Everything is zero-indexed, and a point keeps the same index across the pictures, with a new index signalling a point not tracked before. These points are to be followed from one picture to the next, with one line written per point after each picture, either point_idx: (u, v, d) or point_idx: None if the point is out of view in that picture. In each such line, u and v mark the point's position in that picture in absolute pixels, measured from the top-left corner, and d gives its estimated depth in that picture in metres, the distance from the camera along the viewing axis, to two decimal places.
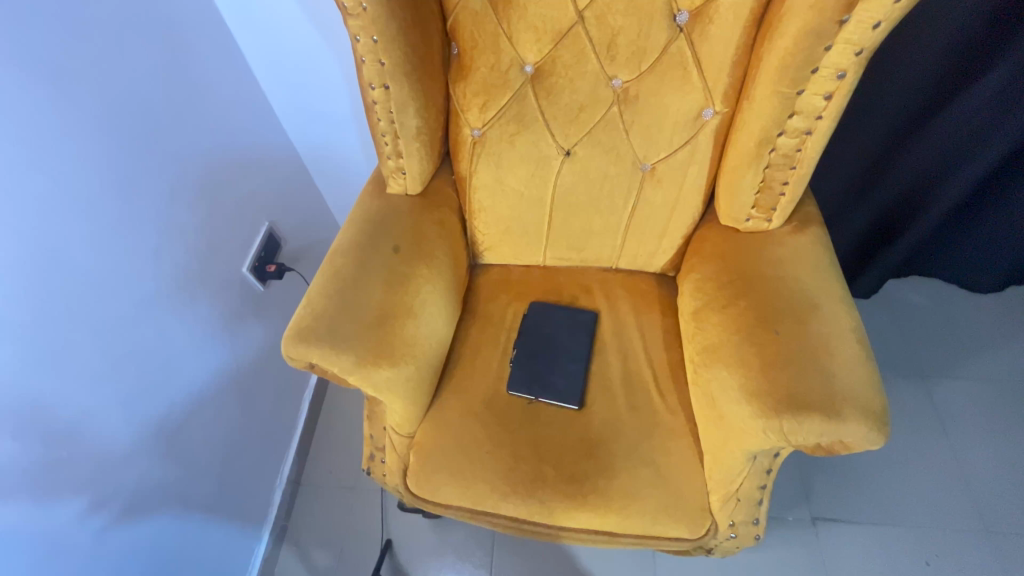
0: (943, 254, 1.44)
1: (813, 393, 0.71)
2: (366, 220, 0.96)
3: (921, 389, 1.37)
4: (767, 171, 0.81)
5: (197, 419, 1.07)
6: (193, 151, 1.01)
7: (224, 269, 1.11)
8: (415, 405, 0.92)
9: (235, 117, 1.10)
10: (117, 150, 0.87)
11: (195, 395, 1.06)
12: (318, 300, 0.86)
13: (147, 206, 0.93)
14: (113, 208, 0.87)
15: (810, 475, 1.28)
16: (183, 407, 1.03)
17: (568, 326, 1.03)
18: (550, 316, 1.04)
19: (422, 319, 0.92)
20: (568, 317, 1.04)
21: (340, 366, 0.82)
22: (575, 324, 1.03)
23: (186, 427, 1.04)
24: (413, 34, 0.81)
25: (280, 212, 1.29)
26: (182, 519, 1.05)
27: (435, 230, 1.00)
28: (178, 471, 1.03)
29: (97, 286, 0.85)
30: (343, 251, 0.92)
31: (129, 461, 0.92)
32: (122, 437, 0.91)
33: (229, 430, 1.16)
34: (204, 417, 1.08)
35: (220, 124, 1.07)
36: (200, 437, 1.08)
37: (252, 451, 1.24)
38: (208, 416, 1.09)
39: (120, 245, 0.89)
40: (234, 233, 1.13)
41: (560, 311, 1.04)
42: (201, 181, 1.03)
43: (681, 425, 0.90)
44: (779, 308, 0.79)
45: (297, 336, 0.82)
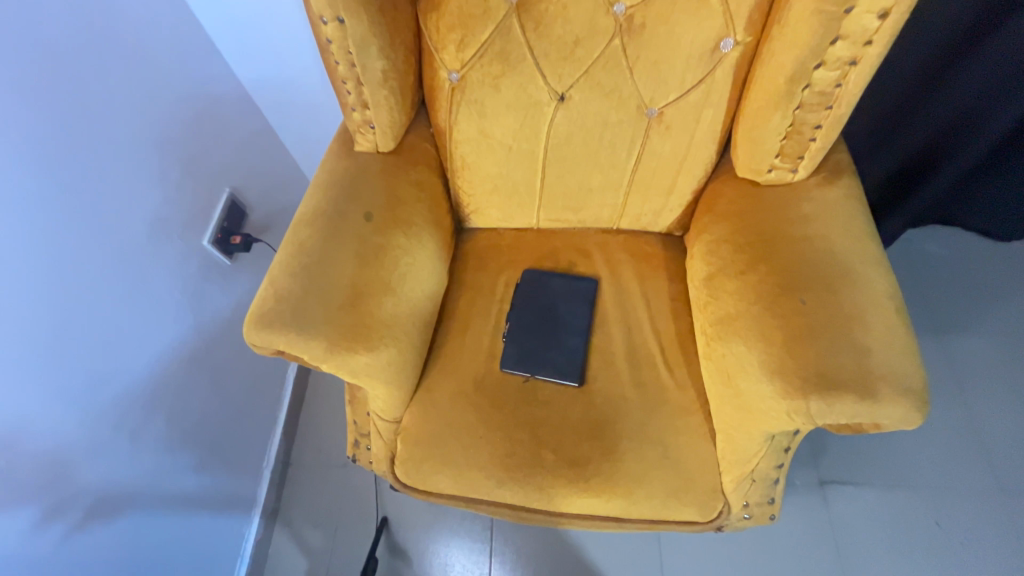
0: (958, 210, 1.34)
1: (845, 370, 0.62)
2: (333, 183, 0.84)
3: (936, 345, 1.31)
4: (797, 112, 0.69)
5: (166, 409, 0.98)
6: (126, 107, 0.87)
7: (181, 243, 1.00)
8: (399, 389, 0.83)
9: (173, 66, 0.95)
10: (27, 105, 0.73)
11: (160, 384, 0.96)
12: (281, 279, 0.76)
13: (74, 173, 0.79)
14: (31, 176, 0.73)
15: (818, 438, 1.23)
16: (148, 397, 0.94)
17: (566, 296, 0.93)
18: (546, 285, 0.94)
19: (402, 294, 0.82)
20: (565, 286, 0.94)
21: (312, 353, 0.73)
22: (574, 293, 0.93)
23: (156, 419, 0.95)
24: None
25: (240, 176, 1.15)
26: (162, 515, 0.98)
27: (412, 193, 0.88)
28: (148, 465, 0.95)
29: (22, 269, 0.73)
30: (308, 222, 0.81)
31: (88, 461, 0.83)
32: (79, 436, 0.81)
33: (205, 417, 1.08)
34: (174, 406, 0.99)
35: (156, 74, 0.91)
36: (171, 428, 0.99)
37: (232, 436, 1.17)
38: (178, 405, 1.00)
39: (47, 221, 0.75)
40: (188, 201, 1.00)
41: (557, 279, 0.94)
42: (139, 143, 0.90)
43: (690, 402, 0.83)
44: (805, 273, 0.70)
45: (259, 321, 0.72)
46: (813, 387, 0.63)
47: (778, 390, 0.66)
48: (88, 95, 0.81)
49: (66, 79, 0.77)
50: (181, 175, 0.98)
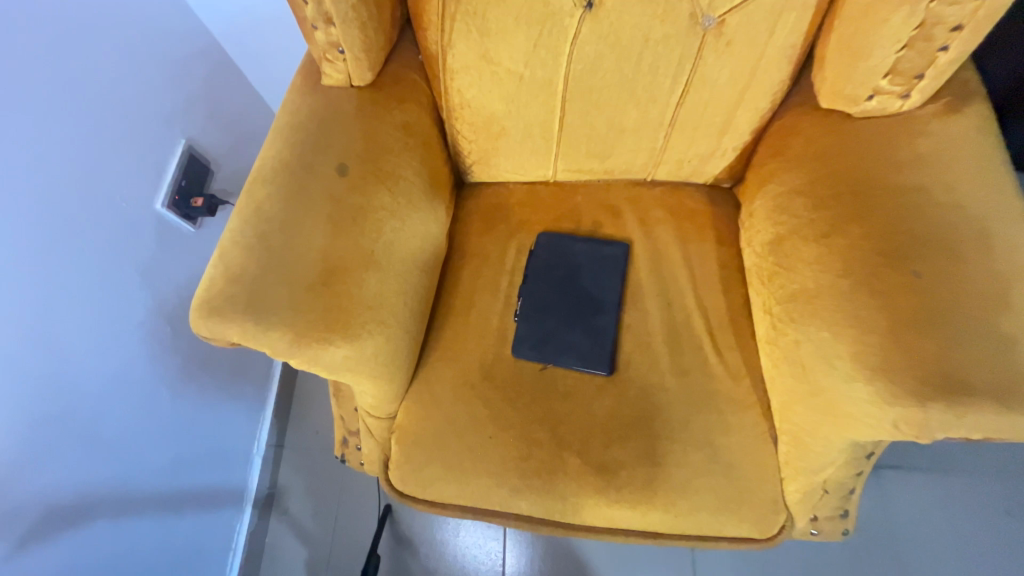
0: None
1: (977, 369, 0.46)
2: (298, 128, 0.66)
3: None
4: (930, 7, 0.49)
5: (125, 404, 0.83)
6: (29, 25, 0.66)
7: (126, 206, 0.81)
8: (391, 383, 0.69)
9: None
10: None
11: (115, 375, 0.81)
12: (233, 253, 0.59)
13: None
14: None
15: None
16: (99, 391, 0.79)
17: (591, 265, 0.76)
18: (567, 252, 0.77)
19: (388, 268, 0.66)
20: (591, 253, 0.77)
21: (275, 348, 0.57)
22: (601, 261, 0.76)
23: (114, 415, 0.81)
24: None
25: (198, 123, 0.95)
26: (130, 520, 0.86)
27: (398, 138, 0.70)
28: (107, 468, 0.81)
29: None
30: (266, 178, 0.63)
31: (24, 473, 0.68)
32: (9, 445, 0.66)
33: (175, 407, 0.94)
34: (136, 399, 0.85)
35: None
36: (133, 425, 0.85)
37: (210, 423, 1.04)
38: (140, 399, 0.86)
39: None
40: (131, 156, 0.81)
41: (579, 245, 0.77)
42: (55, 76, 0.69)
43: (746, 393, 0.68)
44: (919, 236, 0.52)
45: (207, 309, 0.57)
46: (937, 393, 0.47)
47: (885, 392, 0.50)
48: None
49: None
50: (117, 120, 0.78)
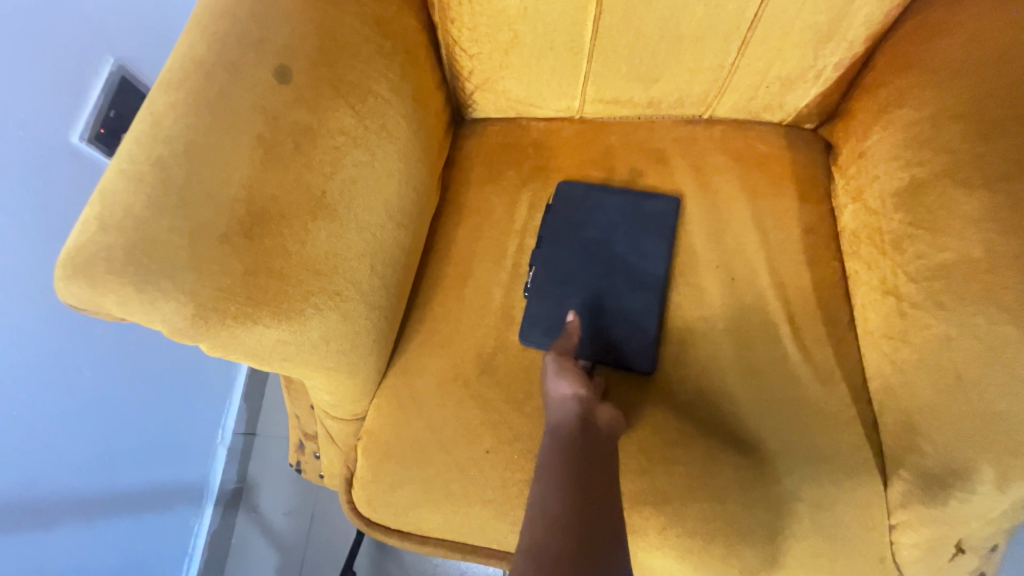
0: None
1: None
2: (224, 13, 0.46)
3: None
4: None
5: (20, 393, 0.61)
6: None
7: (22, 137, 0.58)
8: (353, 377, 0.51)
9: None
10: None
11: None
12: (118, 187, 0.41)
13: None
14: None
15: None
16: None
17: (629, 226, 0.56)
18: (596, 208, 0.57)
19: (347, 219, 0.47)
20: (629, 211, 0.57)
21: (171, 325, 0.40)
22: (643, 221, 0.56)
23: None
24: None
25: (128, 27, 0.69)
26: (36, 537, 0.65)
27: (369, 38, 0.50)
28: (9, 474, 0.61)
29: None
30: (173, 84, 0.44)
31: None
32: None
33: (105, 395, 0.72)
34: (40, 385, 0.63)
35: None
36: (33, 419, 0.63)
37: (169, 415, 0.83)
38: (43, 386, 0.64)
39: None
40: (28, 72, 0.58)
41: (613, 199, 0.58)
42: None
43: (844, 406, 0.48)
44: None
45: (73, 265, 0.39)
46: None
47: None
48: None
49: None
50: None
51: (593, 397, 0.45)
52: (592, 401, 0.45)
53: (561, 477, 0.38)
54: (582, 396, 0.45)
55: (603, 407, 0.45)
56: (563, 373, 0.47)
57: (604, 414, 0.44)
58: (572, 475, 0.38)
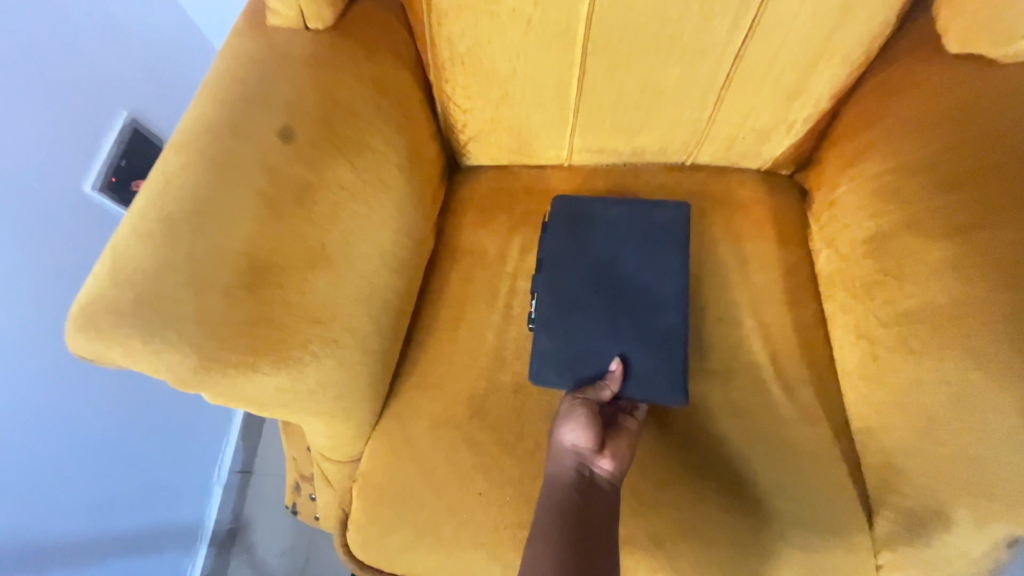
0: None
1: None
2: (233, 78, 0.50)
3: None
4: None
5: (19, 434, 0.62)
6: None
7: (38, 188, 0.61)
8: (349, 420, 0.53)
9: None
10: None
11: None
12: (131, 243, 0.43)
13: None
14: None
15: None
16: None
17: (636, 238, 0.55)
18: (601, 218, 0.56)
19: (343, 268, 0.49)
20: (638, 219, 0.56)
21: (175, 373, 0.42)
22: (653, 230, 0.55)
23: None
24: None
25: (143, 83, 0.73)
26: None
27: (369, 98, 0.54)
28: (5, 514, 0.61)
29: None
30: (185, 143, 0.47)
31: None
32: None
33: (104, 435, 0.73)
34: (40, 426, 0.64)
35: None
36: (31, 460, 0.64)
37: (168, 453, 0.84)
38: (43, 427, 0.65)
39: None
40: (48, 128, 0.62)
41: (618, 206, 0.56)
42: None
43: (826, 445, 0.50)
44: None
45: (85, 319, 0.41)
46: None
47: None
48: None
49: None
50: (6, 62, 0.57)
51: (598, 449, 0.47)
52: (598, 453, 0.47)
53: (562, 547, 0.41)
54: (589, 449, 0.47)
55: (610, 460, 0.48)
56: (579, 420, 0.48)
57: (607, 468, 0.47)
58: (571, 545, 0.42)
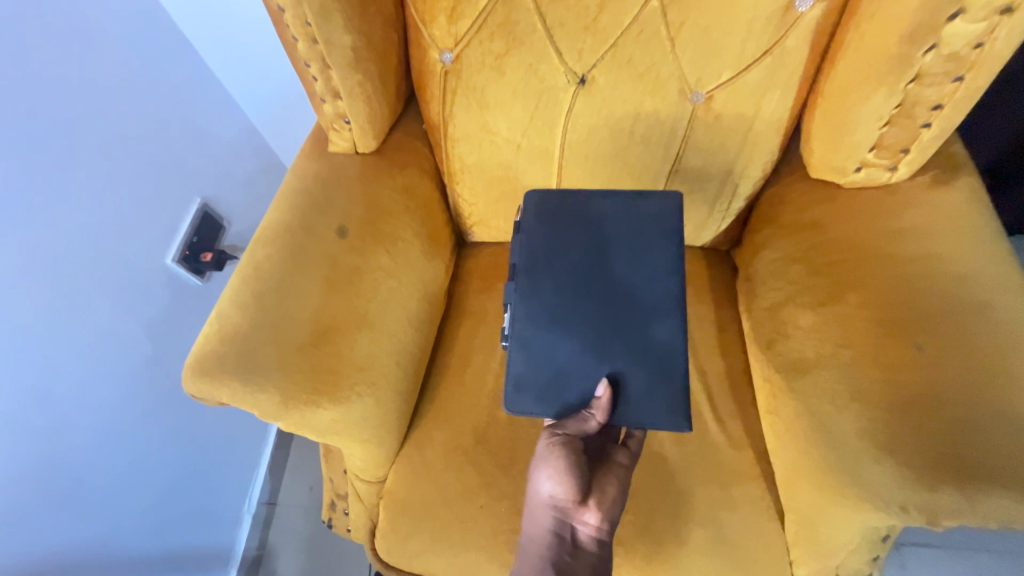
0: None
1: (994, 455, 0.44)
2: (302, 191, 0.68)
3: None
4: (911, 88, 0.49)
5: (106, 462, 0.79)
6: (20, 69, 0.64)
7: (137, 265, 0.81)
8: (379, 447, 0.67)
9: (101, 28, 0.73)
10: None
11: (96, 431, 0.76)
12: (230, 312, 0.60)
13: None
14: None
15: None
16: (94, 443, 0.76)
17: (625, 236, 0.60)
18: (584, 218, 0.61)
19: (380, 329, 0.66)
20: (620, 217, 0.60)
21: (263, 408, 0.58)
22: (639, 225, 0.60)
23: (81, 475, 0.75)
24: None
25: (214, 179, 0.95)
26: None
27: (400, 201, 0.72)
28: (87, 525, 0.77)
29: None
30: (268, 237, 0.65)
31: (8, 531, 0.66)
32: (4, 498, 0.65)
33: (164, 461, 0.89)
34: (121, 456, 0.81)
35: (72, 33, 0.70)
36: (115, 477, 0.80)
37: (208, 479, 0.99)
38: (126, 451, 0.81)
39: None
40: (147, 220, 0.82)
41: (602, 203, 0.61)
42: (46, 118, 0.67)
43: (747, 464, 0.64)
44: (918, 312, 0.51)
45: (198, 369, 0.57)
46: (894, 417, 0.48)
47: (858, 412, 0.50)
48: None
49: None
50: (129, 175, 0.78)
51: (574, 502, 0.54)
52: (574, 504, 0.55)
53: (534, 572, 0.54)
54: (567, 501, 0.54)
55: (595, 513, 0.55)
56: (555, 480, 0.54)
57: (583, 515, 0.55)
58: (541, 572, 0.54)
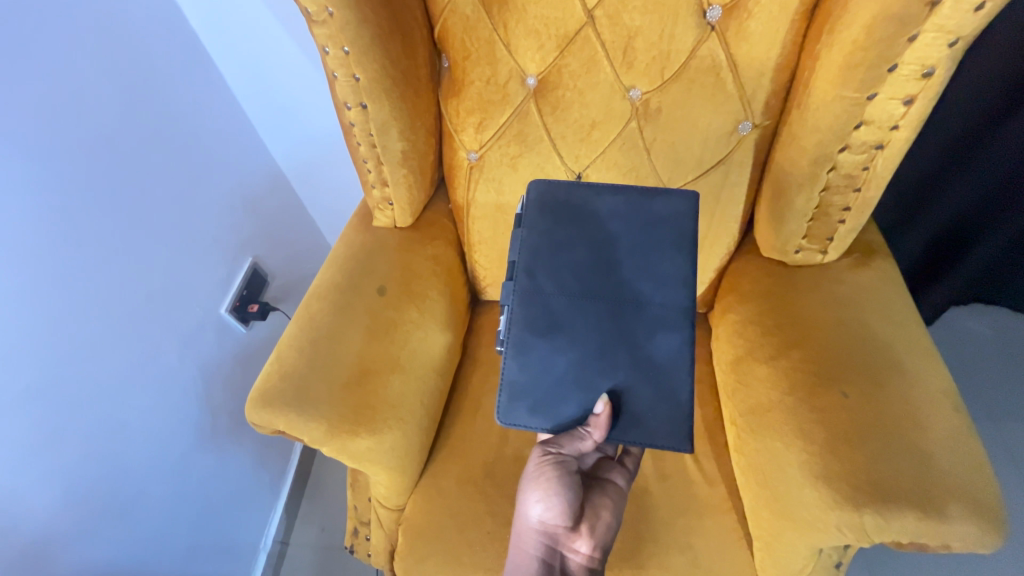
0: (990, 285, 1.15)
1: (902, 479, 0.55)
2: (350, 257, 0.84)
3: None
4: (824, 195, 0.65)
5: (160, 477, 0.94)
6: (143, 164, 0.87)
7: (199, 312, 0.99)
8: (402, 475, 0.78)
9: (200, 132, 0.97)
10: (14, 141, 0.70)
11: (152, 448, 0.92)
12: (289, 353, 0.73)
13: (66, 218, 0.76)
14: (11, 214, 0.70)
15: (880, 556, 0.99)
16: (150, 459, 0.91)
17: (633, 237, 0.63)
18: (583, 222, 0.64)
19: (410, 372, 0.79)
20: (619, 223, 0.63)
21: (311, 434, 0.69)
22: (646, 221, 0.63)
23: (133, 485, 0.89)
24: (381, 24, 0.65)
25: (265, 240, 1.16)
26: None
27: (428, 266, 0.87)
28: (132, 535, 0.89)
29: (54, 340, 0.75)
30: (321, 293, 0.79)
31: (77, 531, 0.80)
32: (81, 499, 0.80)
33: (202, 481, 1.03)
34: (170, 472, 0.96)
35: (178, 137, 0.93)
36: (165, 491, 0.95)
37: (233, 505, 1.11)
38: (174, 467, 0.97)
39: (22, 262, 0.71)
40: (211, 274, 1.01)
41: (611, 199, 0.64)
42: (153, 199, 0.89)
43: (720, 499, 0.74)
44: (846, 365, 0.63)
45: (261, 399, 0.70)
46: (827, 451, 0.59)
47: (803, 447, 0.61)
48: (102, 146, 0.81)
49: (62, 121, 0.75)
50: (205, 240, 0.99)
51: (561, 524, 0.64)
52: (562, 526, 0.64)
53: None
54: (556, 523, 0.64)
55: (587, 537, 0.64)
56: (544, 504, 0.64)
57: (569, 537, 0.64)
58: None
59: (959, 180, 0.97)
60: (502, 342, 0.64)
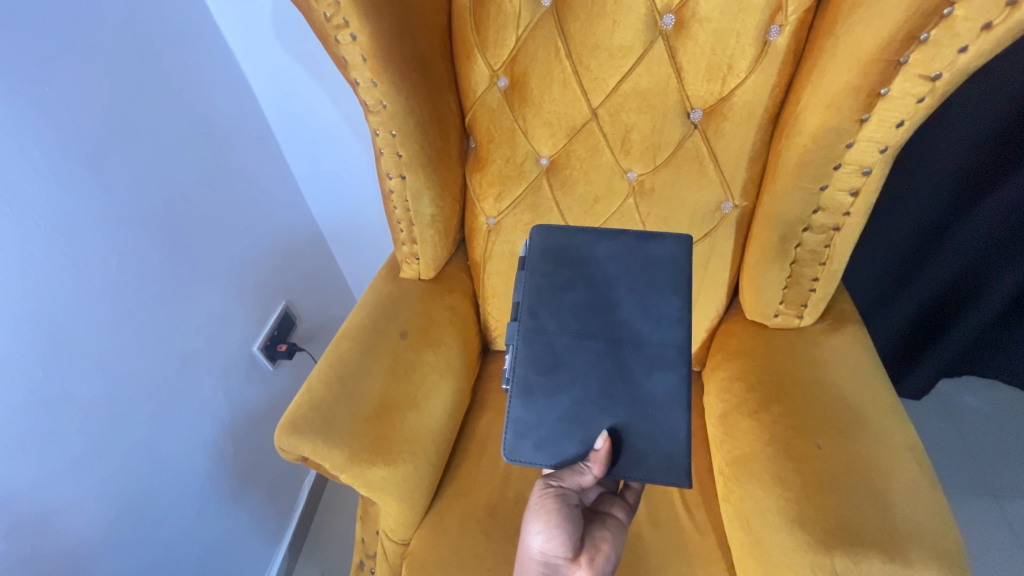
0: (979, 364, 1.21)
1: (867, 525, 0.60)
2: (377, 304, 0.94)
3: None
4: (795, 266, 0.76)
5: (183, 499, 1.00)
6: (208, 213, 1.01)
7: (235, 347, 1.10)
8: (410, 508, 0.83)
9: (255, 187, 1.12)
10: (110, 196, 0.83)
11: (181, 470, 0.99)
12: (318, 386, 0.82)
13: (145, 265, 0.89)
14: (100, 252, 0.82)
15: None
16: (178, 481, 0.98)
17: (630, 282, 0.72)
18: (580, 267, 0.73)
19: (424, 408, 0.86)
20: (619, 264, 0.72)
21: (332, 461, 0.76)
22: (645, 264, 0.72)
23: (162, 505, 0.96)
24: (422, 114, 0.79)
25: (298, 286, 1.28)
26: None
27: (446, 315, 0.97)
28: (151, 554, 0.95)
29: (114, 362, 0.85)
30: (351, 334, 0.89)
31: (104, 543, 0.86)
32: (112, 513, 0.87)
33: (217, 508, 1.08)
34: (191, 497, 1.01)
35: (238, 190, 1.07)
36: (185, 515, 1.01)
37: (243, 537, 1.15)
38: (196, 492, 1.02)
39: (104, 301, 0.83)
40: (249, 312, 1.12)
41: (610, 245, 0.73)
42: (212, 243, 1.02)
43: (710, 547, 0.78)
44: (819, 417, 0.70)
45: (291, 428, 0.77)
46: (802, 499, 0.65)
47: (779, 493, 0.67)
48: (176, 198, 0.94)
49: (151, 178, 0.90)
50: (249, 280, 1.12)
51: (562, 555, 0.68)
52: (563, 557, 0.68)
53: None
54: (557, 553, 0.68)
55: (585, 568, 0.68)
56: (546, 536, 0.68)
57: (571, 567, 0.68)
58: None
59: (923, 268, 1.08)
60: (508, 381, 0.72)
